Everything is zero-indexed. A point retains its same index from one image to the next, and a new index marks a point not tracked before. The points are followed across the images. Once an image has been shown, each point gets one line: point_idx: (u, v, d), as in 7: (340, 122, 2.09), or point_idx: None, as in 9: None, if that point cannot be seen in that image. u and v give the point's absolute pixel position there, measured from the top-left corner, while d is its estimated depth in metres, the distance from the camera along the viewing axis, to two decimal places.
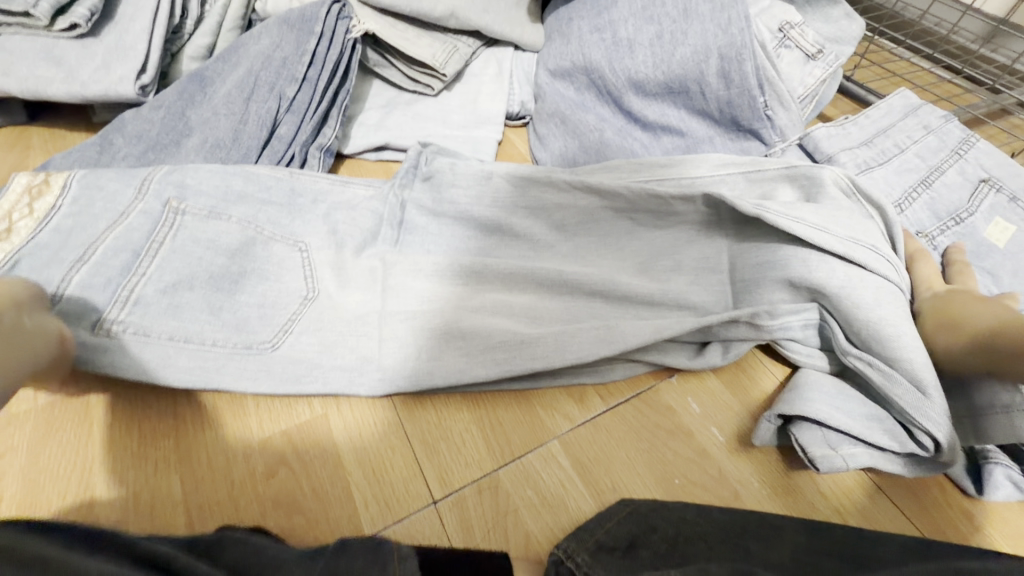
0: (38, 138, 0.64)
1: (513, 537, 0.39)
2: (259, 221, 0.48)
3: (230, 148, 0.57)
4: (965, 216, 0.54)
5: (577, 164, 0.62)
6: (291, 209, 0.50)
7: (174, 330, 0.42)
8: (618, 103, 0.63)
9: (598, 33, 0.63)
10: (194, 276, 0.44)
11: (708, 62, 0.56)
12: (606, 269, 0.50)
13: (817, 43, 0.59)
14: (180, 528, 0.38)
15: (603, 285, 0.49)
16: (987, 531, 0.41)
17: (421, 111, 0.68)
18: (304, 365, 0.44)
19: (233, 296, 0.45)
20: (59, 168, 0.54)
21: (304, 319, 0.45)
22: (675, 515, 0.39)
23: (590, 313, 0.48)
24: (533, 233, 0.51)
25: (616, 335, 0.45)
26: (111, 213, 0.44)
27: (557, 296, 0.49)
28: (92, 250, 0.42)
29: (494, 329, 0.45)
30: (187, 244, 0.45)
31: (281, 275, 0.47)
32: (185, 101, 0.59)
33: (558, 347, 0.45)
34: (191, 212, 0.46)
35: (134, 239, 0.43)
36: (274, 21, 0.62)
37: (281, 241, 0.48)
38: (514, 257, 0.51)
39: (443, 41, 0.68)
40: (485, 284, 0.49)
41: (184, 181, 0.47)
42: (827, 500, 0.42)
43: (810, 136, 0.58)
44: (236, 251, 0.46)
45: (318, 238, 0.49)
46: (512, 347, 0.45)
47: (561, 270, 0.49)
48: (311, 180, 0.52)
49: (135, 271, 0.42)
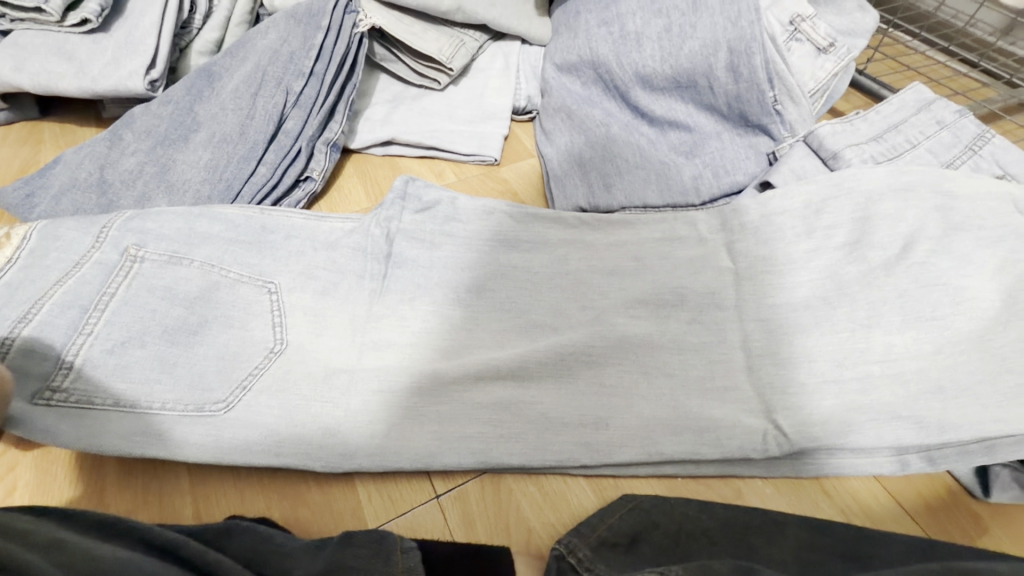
0: (50, 133, 0.65)
1: (516, 532, 0.40)
2: (224, 263, 0.47)
3: (236, 143, 0.57)
4: (959, 163, 0.55)
5: (584, 158, 0.60)
6: (262, 247, 0.49)
7: (122, 393, 0.39)
8: (625, 98, 0.62)
9: (605, 26, 0.63)
10: (146, 331, 0.42)
11: (716, 56, 0.56)
12: (604, 335, 0.46)
13: (829, 36, 0.57)
14: (186, 517, 0.39)
15: (598, 349, 0.45)
16: (996, 532, 0.41)
17: (427, 106, 0.68)
18: (260, 432, 0.40)
19: (191, 349, 0.42)
20: (70, 162, 0.55)
21: (268, 376, 0.42)
22: (678, 510, 0.38)
23: (584, 381, 0.44)
24: (519, 302, 0.48)
25: (602, 427, 0.42)
26: (64, 263, 0.43)
27: (549, 355, 0.44)
28: (37, 306, 0.40)
29: (471, 428, 0.41)
30: (141, 294, 0.43)
31: (247, 322, 0.45)
32: (193, 96, 0.59)
33: (538, 441, 0.41)
34: (150, 258, 0.45)
35: (83, 293, 0.42)
36: (280, 16, 0.62)
37: (249, 283, 0.46)
38: (494, 333, 0.47)
39: (449, 35, 0.68)
40: (459, 350, 0.46)
41: (144, 227, 0.46)
42: (832, 500, 0.42)
43: (813, 134, 0.55)
44: (195, 298, 0.44)
45: (290, 279, 0.48)
46: (490, 439, 0.41)
47: (549, 341, 0.46)
48: (284, 216, 0.51)
49: (81, 329, 0.40)
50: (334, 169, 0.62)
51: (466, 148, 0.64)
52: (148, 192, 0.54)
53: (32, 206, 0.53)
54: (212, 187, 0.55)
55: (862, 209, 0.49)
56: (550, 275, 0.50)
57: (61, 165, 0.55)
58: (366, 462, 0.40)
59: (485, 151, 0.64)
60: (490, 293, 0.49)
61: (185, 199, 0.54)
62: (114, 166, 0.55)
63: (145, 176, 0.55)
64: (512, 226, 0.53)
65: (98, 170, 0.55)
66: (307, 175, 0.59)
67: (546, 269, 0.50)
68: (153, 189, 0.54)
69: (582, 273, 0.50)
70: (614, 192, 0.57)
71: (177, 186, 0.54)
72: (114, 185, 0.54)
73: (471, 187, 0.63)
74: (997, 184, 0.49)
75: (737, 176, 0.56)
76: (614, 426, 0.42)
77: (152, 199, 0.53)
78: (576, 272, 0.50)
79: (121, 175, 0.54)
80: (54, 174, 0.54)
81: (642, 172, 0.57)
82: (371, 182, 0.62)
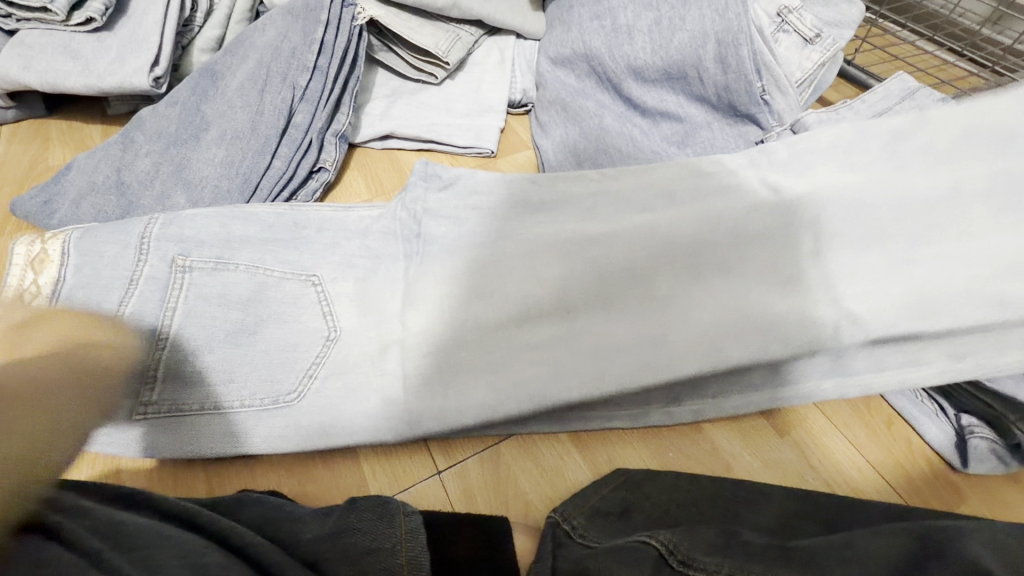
0: (57, 130, 0.66)
1: (514, 504, 0.42)
2: (267, 264, 0.49)
3: (249, 138, 0.59)
4: None
5: (578, 150, 0.61)
6: (299, 244, 0.51)
7: (205, 397, 0.43)
8: (617, 90, 0.64)
9: (598, 20, 0.64)
10: (212, 336, 0.45)
11: (705, 47, 0.57)
12: (639, 265, 0.46)
13: (815, 27, 0.59)
14: (201, 493, 0.42)
15: (642, 278, 0.46)
16: (972, 501, 0.43)
17: (424, 100, 0.69)
18: (325, 412, 0.44)
19: (252, 346, 0.46)
20: (85, 167, 0.56)
21: (328, 362, 0.46)
22: (667, 481, 0.41)
23: (634, 311, 0.45)
24: (553, 236, 0.49)
25: (660, 348, 0.43)
26: (120, 281, 0.45)
27: (592, 294, 0.46)
28: (113, 328, 0.44)
29: (529, 371, 0.43)
30: (198, 304, 0.46)
31: (300, 314, 0.48)
32: (198, 96, 0.61)
33: (597, 369, 0.43)
34: (197, 266, 0.47)
35: (147, 310, 0.44)
36: (278, 13, 0.64)
37: (293, 278, 0.49)
38: (530, 262, 0.48)
39: (445, 30, 0.69)
40: (498, 288, 0.47)
41: (184, 235, 0.49)
42: (815, 471, 0.44)
43: (801, 122, 0.57)
44: (249, 300, 0.47)
45: (330, 270, 0.50)
46: (551, 377, 0.43)
47: (589, 263, 0.47)
48: (313, 211, 0.54)
49: (157, 345, 0.44)
50: (342, 159, 0.64)
51: (463, 141, 0.65)
52: (166, 190, 0.56)
53: (51, 212, 0.54)
54: (230, 181, 0.57)
55: None
56: (580, 221, 0.50)
57: (75, 171, 0.56)
58: (370, 434, 0.43)
59: (481, 144, 0.66)
60: (515, 236, 0.50)
61: (204, 196, 0.56)
62: (130, 168, 0.56)
63: (162, 176, 0.56)
64: (530, 191, 0.54)
65: (115, 173, 0.56)
66: (321, 165, 0.61)
67: (567, 217, 0.51)
68: (171, 187, 0.56)
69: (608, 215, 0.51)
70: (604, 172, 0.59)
71: (194, 183, 0.56)
72: (132, 186, 0.56)
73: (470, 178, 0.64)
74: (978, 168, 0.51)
75: None
76: (673, 342, 0.43)
77: (171, 197, 0.55)
78: (605, 215, 0.51)
79: (138, 177, 0.56)
80: (68, 180, 0.56)
81: (635, 161, 0.59)
82: (372, 176, 0.64)
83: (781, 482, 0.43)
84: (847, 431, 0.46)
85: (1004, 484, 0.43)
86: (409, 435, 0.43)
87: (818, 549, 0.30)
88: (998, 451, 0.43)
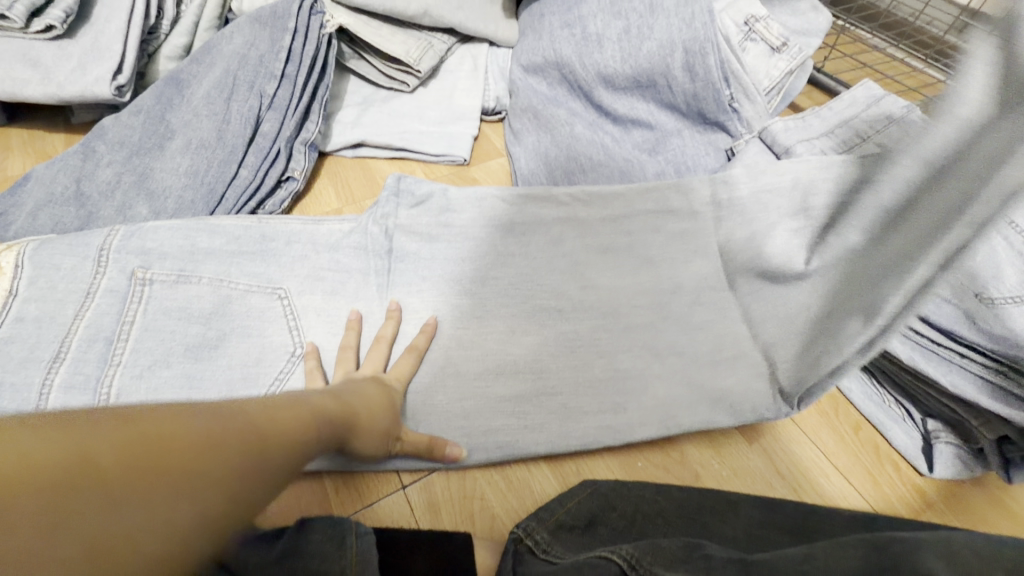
0: (18, 139, 0.65)
1: (479, 519, 0.41)
2: (231, 277, 0.48)
3: (215, 147, 0.58)
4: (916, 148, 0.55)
5: (550, 159, 0.61)
6: (264, 255, 0.50)
7: None
8: (589, 97, 0.64)
9: (568, 28, 0.64)
10: (170, 353, 0.44)
11: (673, 56, 0.57)
12: (606, 334, 0.48)
13: (782, 36, 0.60)
14: None
15: (605, 338, 0.48)
16: (937, 506, 0.43)
17: (397, 108, 0.69)
18: None
19: (214, 361, 0.45)
20: (43, 177, 0.55)
21: (295, 376, 0.45)
22: (634, 493, 0.40)
23: (600, 368, 0.46)
24: (531, 286, 0.50)
25: (623, 411, 0.45)
26: (77, 293, 0.45)
27: (558, 350, 0.47)
28: (66, 344, 0.43)
29: (494, 419, 0.44)
30: (157, 317, 0.45)
31: (264, 328, 0.47)
32: (164, 105, 0.59)
33: (559, 422, 0.44)
34: (158, 279, 0.47)
35: (104, 325, 0.44)
36: (245, 20, 0.63)
37: (258, 291, 0.48)
38: (504, 306, 0.49)
39: (417, 38, 0.69)
40: (472, 341, 0.47)
41: (145, 247, 0.48)
42: (784, 479, 0.44)
43: (768, 130, 0.56)
44: (211, 314, 0.47)
45: (297, 283, 0.49)
46: (507, 430, 0.44)
47: (560, 330, 0.48)
48: (281, 223, 0.52)
49: (110, 361, 0.43)
50: (313, 169, 0.63)
51: (435, 149, 0.65)
52: (128, 201, 0.54)
53: (8, 223, 0.53)
54: (196, 191, 0.56)
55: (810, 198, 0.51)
56: (552, 257, 0.51)
57: (33, 181, 0.55)
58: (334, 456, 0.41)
59: (454, 152, 0.65)
60: (493, 278, 0.50)
61: (168, 206, 0.55)
62: (90, 178, 0.55)
63: (124, 186, 0.55)
64: (505, 209, 0.54)
65: (75, 183, 0.55)
66: (289, 174, 0.60)
67: (542, 249, 0.52)
68: (134, 198, 0.55)
69: (581, 253, 0.51)
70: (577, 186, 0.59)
71: (157, 193, 0.55)
72: (92, 198, 0.54)
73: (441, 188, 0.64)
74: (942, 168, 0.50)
75: (697, 171, 0.58)
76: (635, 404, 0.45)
77: (134, 208, 0.54)
78: (580, 262, 0.51)
79: (99, 187, 0.55)
80: (26, 190, 0.54)
81: (607, 170, 0.59)
82: (342, 185, 0.63)
83: (749, 491, 0.43)
84: (817, 437, 0.46)
85: (969, 490, 0.44)
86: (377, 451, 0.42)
87: (776, 562, 0.30)
88: (965, 457, 0.44)
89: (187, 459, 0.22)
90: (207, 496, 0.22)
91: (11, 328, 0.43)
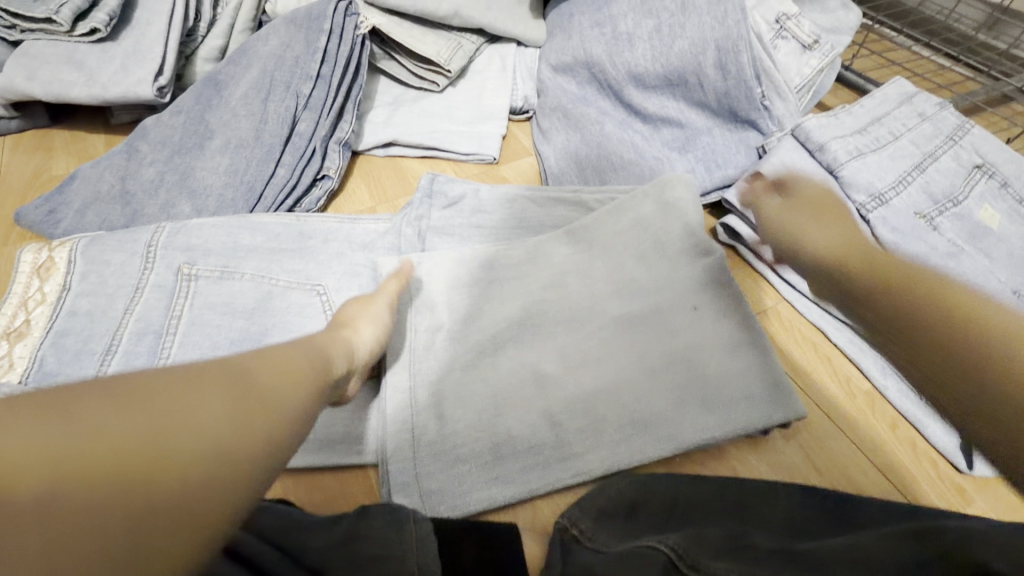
0: (61, 140, 0.66)
1: (522, 510, 0.42)
2: (272, 274, 0.49)
3: (253, 147, 0.59)
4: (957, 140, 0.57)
5: (580, 157, 0.62)
6: (303, 253, 0.51)
7: None
8: (618, 96, 0.64)
9: (598, 28, 0.65)
10: (216, 346, 0.45)
11: (705, 54, 0.58)
12: (653, 332, 0.45)
13: (813, 34, 0.60)
14: None
15: (654, 338, 0.45)
16: (976, 501, 0.43)
17: (426, 108, 0.69)
18: (338, 430, 0.44)
19: None
20: (88, 176, 0.56)
21: None
22: (675, 481, 0.41)
23: (648, 368, 0.44)
24: (564, 288, 0.49)
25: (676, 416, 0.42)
26: (127, 289, 0.46)
27: (602, 351, 0.45)
28: (118, 337, 0.44)
29: (529, 424, 0.43)
30: (203, 312, 0.46)
31: (304, 323, 0.47)
32: (203, 106, 0.61)
33: (586, 445, 0.42)
34: (203, 275, 0.48)
35: (153, 319, 0.45)
36: (280, 22, 0.64)
37: (298, 288, 0.49)
38: (538, 305, 0.48)
39: (446, 38, 0.70)
40: (508, 345, 0.46)
41: (191, 244, 0.49)
42: (822, 474, 0.44)
43: (800, 128, 0.56)
44: (254, 310, 0.48)
45: (336, 280, 0.50)
46: (533, 449, 0.42)
47: (603, 329, 0.46)
48: (319, 221, 0.54)
49: (160, 355, 0.44)
50: (345, 167, 0.64)
51: (465, 148, 0.66)
52: (170, 199, 0.56)
53: (56, 221, 0.54)
54: (235, 190, 0.57)
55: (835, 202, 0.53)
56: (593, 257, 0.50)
57: (80, 180, 0.56)
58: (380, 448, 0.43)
59: (483, 151, 0.66)
60: (524, 278, 0.49)
61: (209, 203, 0.56)
62: (134, 177, 0.57)
63: (167, 184, 0.57)
64: (535, 210, 0.55)
65: (119, 181, 0.56)
66: (324, 173, 0.61)
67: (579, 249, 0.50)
68: (176, 196, 0.56)
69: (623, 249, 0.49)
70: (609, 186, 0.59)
71: (199, 191, 0.56)
72: (136, 196, 0.56)
73: None
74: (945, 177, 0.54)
75: (729, 169, 0.58)
76: (690, 410, 0.42)
77: (176, 206, 0.56)
78: (617, 257, 0.49)
79: (142, 185, 0.56)
80: (72, 189, 0.56)
81: (637, 168, 0.59)
82: (374, 183, 0.64)
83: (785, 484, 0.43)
84: (852, 432, 0.47)
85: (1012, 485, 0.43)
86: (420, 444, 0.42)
87: (824, 552, 0.30)
88: None
89: (138, 454, 0.24)
90: (158, 490, 0.24)
91: (66, 321, 0.45)
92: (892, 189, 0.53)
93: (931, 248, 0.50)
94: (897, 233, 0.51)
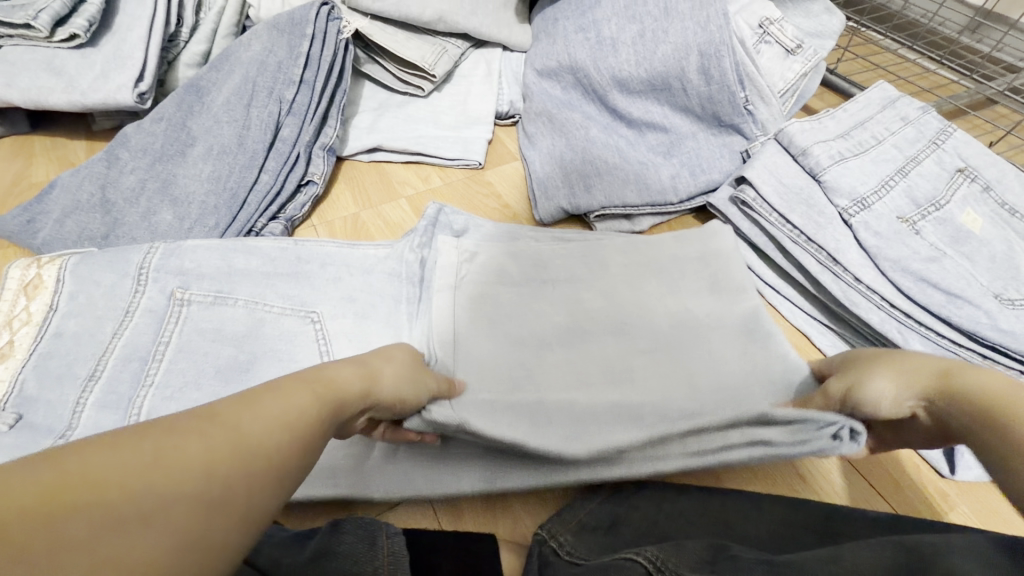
0: (41, 147, 0.66)
1: (501, 522, 0.42)
2: (266, 300, 0.49)
3: (236, 153, 0.58)
4: (939, 145, 0.57)
5: (565, 161, 0.61)
6: (292, 271, 0.51)
7: None
8: (603, 101, 0.64)
9: (582, 33, 0.65)
10: (193, 365, 0.44)
11: (689, 59, 0.58)
12: (643, 360, 0.46)
13: (796, 38, 0.60)
14: None
15: (642, 364, 0.46)
16: (956, 504, 0.43)
17: (412, 113, 0.69)
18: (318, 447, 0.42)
19: (235, 372, 0.45)
20: (68, 185, 0.55)
21: None
22: (657, 493, 0.41)
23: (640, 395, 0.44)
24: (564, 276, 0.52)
25: None
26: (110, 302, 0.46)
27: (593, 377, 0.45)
28: (103, 364, 0.43)
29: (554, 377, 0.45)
30: (192, 339, 0.45)
31: (287, 342, 0.47)
32: (184, 112, 0.60)
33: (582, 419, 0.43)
34: (196, 300, 0.47)
35: (141, 344, 0.45)
36: (262, 28, 0.63)
37: (291, 314, 0.48)
38: (520, 322, 0.48)
39: (431, 43, 0.70)
40: (499, 344, 0.47)
41: (185, 269, 0.48)
42: (807, 483, 0.44)
43: (782, 133, 0.56)
44: (243, 336, 0.46)
45: (331, 306, 0.50)
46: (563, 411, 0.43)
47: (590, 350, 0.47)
48: (317, 245, 0.53)
49: (143, 382, 0.43)
50: (330, 174, 0.64)
51: (450, 154, 0.66)
52: (153, 208, 0.55)
53: (35, 231, 0.53)
54: (218, 197, 0.56)
55: (820, 206, 0.53)
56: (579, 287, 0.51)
57: (59, 189, 0.55)
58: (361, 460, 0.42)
59: (469, 155, 0.66)
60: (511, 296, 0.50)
61: (192, 211, 0.55)
62: (115, 186, 0.56)
63: (148, 192, 0.56)
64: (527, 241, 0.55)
65: (100, 190, 0.55)
66: (309, 179, 0.61)
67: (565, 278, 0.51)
68: (158, 204, 0.56)
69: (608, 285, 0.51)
70: (594, 193, 0.58)
71: (180, 200, 0.56)
72: (118, 205, 0.55)
73: (457, 192, 0.64)
74: (927, 182, 0.54)
75: (713, 174, 0.59)
76: None
77: (158, 214, 0.55)
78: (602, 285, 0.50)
79: (123, 194, 0.56)
80: (52, 198, 0.55)
81: (621, 173, 0.59)
82: (359, 189, 0.64)
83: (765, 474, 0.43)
84: None
85: (990, 491, 0.44)
86: (400, 451, 0.43)
87: (807, 562, 0.29)
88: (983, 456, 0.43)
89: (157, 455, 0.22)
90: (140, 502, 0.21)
91: (49, 343, 0.44)
92: (874, 193, 0.53)
93: (913, 252, 0.50)
94: (878, 237, 0.51)
